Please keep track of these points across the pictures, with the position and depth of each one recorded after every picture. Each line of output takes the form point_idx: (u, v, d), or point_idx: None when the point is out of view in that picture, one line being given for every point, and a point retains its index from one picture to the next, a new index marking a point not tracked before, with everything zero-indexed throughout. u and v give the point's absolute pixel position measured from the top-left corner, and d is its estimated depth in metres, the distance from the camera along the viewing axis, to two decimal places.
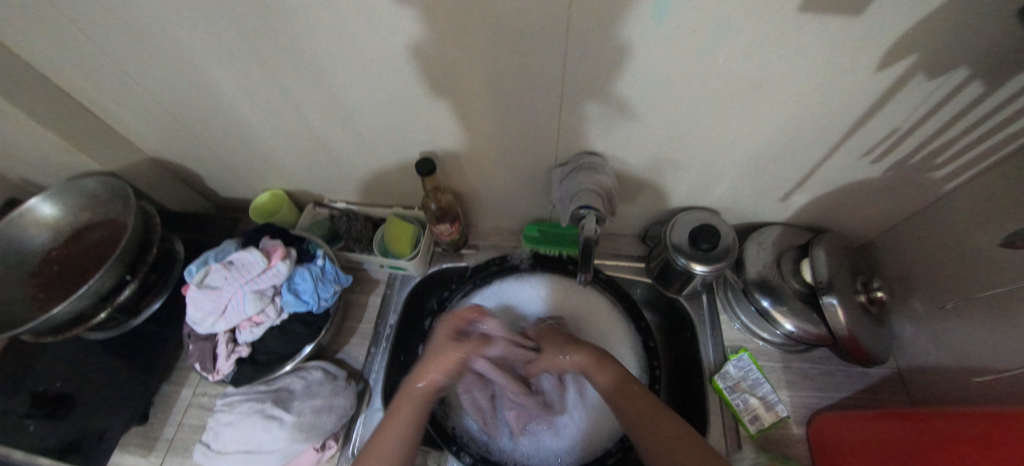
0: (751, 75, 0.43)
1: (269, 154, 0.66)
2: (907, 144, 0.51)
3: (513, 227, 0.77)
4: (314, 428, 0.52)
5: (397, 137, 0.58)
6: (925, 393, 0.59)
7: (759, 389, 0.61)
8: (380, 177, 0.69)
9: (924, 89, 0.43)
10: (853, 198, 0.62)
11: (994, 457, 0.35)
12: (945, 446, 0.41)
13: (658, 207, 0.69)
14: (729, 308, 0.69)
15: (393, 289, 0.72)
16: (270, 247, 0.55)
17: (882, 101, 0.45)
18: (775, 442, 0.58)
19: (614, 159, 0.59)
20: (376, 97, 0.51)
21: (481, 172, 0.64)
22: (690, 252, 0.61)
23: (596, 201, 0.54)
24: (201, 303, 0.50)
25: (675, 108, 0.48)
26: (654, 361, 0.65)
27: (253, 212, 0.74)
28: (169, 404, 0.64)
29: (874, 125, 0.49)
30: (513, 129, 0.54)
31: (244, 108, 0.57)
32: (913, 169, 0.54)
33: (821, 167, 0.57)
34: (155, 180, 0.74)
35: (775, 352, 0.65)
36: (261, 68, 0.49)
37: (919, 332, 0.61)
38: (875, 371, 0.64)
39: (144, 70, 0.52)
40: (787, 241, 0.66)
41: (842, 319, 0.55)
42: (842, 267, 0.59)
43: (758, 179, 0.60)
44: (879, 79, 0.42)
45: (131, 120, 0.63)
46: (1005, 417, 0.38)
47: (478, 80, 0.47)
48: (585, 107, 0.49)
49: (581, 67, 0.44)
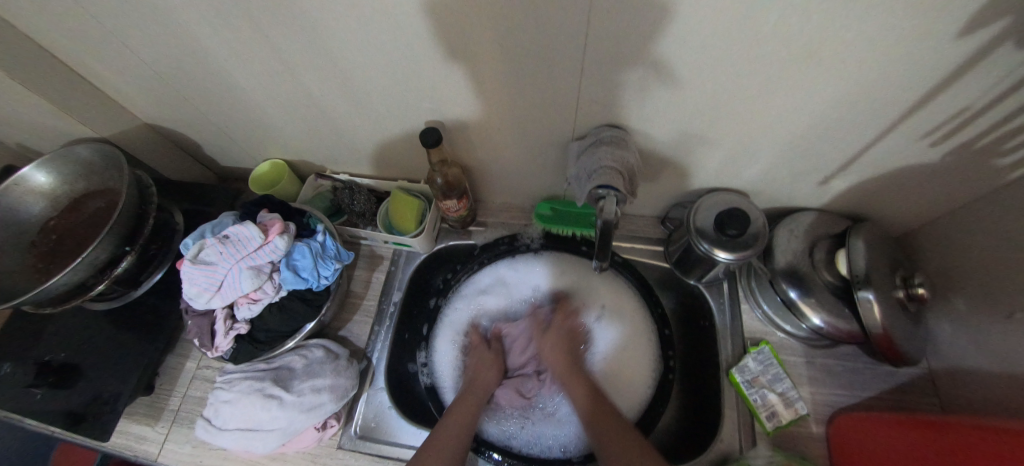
0: (804, 40, 0.37)
1: (266, 122, 0.62)
2: (975, 127, 0.44)
3: (523, 204, 0.73)
4: (313, 408, 0.51)
5: (400, 106, 0.54)
6: (958, 396, 0.55)
7: (778, 385, 0.57)
8: (384, 148, 0.64)
9: (1010, 61, 0.36)
10: (900, 184, 0.56)
11: None
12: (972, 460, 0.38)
13: (681, 187, 0.64)
14: (751, 297, 0.65)
15: (397, 265, 0.69)
16: (269, 221, 0.52)
17: (958, 74, 0.39)
18: (793, 441, 0.55)
19: (637, 133, 0.53)
20: (376, 61, 0.46)
21: (491, 145, 0.59)
22: (716, 237, 0.56)
23: (617, 180, 0.49)
24: (195, 279, 0.48)
25: (713, 77, 0.43)
26: (669, 350, 0.62)
27: (253, 183, 0.70)
28: (175, 376, 0.64)
29: (941, 102, 0.42)
30: (528, 99, 0.49)
31: (234, 70, 0.52)
32: (977, 155, 0.48)
33: (870, 149, 0.51)
34: (151, 147, 0.71)
35: (798, 346, 0.61)
36: (247, 26, 0.44)
37: (959, 331, 0.56)
38: (906, 370, 0.60)
39: (124, 28, 0.47)
40: (822, 228, 0.61)
41: (878, 316, 0.51)
42: (883, 259, 0.54)
43: (797, 160, 0.54)
44: (957, 47, 0.36)
45: (117, 82, 0.58)
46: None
47: (488, 43, 0.41)
48: (610, 73, 0.43)
49: (605, 29, 0.38)
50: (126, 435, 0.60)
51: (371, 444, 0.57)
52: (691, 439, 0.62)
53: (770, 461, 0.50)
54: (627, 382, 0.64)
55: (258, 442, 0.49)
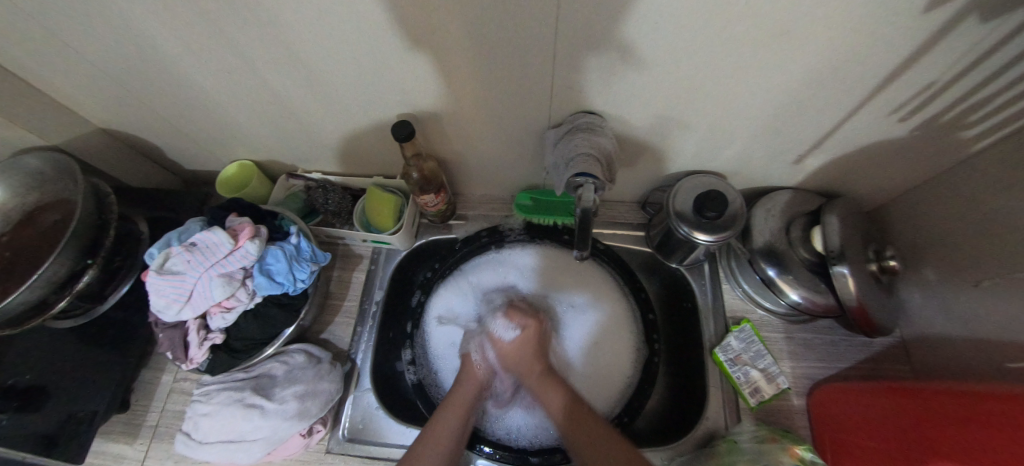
0: (775, 19, 0.36)
1: (230, 122, 0.59)
2: (942, 100, 0.45)
3: (502, 196, 0.72)
4: (298, 415, 0.49)
5: (369, 98, 0.52)
6: (929, 362, 0.57)
7: (760, 362, 0.59)
8: (356, 144, 0.62)
9: (973, 35, 0.37)
10: (871, 160, 0.57)
11: (1005, 440, 0.32)
12: (955, 425, 0.39)
13: (659, 171, 0.64)
14: (731, 276, 0.66)
15: (377, 264, 0.68)
16: (237, 225, 0.50)
17: (924, 49, 0.39)
18: (776, 414, 0.57)
19: (614, 119, 0.53)
20: (340, 51, 0.44)
21: (466, 135, 0.57)
22: (695, 220, 0.56)
23: (594, 168, 0.48)
24: (163, 290, 0.46)
25: (684, 61, 0.42)
26: (654, 334, 0.63)
27: (220, 186, 0.67)
28: (151, 390, 0.62)
29: (909, 78, 0.43)
30: (501, 88, 0.48)
31: (189, 68, 0.49)
32: (943, 128, 0.49)
33: (841, 126, 0.51)
34: (109, 153, 0.67)
35: (778, 322, 0.63)
36: (199, 21, 0.41)
37: (928, 300, 0.58)
38: (880, 340, 0.62)
39: (61, 26, 0.44)
40: (797, 206, 0.62)
41: (853, 289, 0.52)
42: (856, 234, 0.56)
43: (771, 140, 0.55)
44: (924, 22, 0.36)
45: (61, 85, 0.54)
46: (1014, 400, 0.36)
47: (456, 32, 0.40)
48: (582, 59, 0.42)
49: (576, 15, 0.37)
50: (103, 454, 0.58)
51: (361, 446, 0.56)
52: (678, 418, 0.62)
53: (755, 436, 0.52)
54: (614, 369, 0.64)
55: (242, 453, 0.48)
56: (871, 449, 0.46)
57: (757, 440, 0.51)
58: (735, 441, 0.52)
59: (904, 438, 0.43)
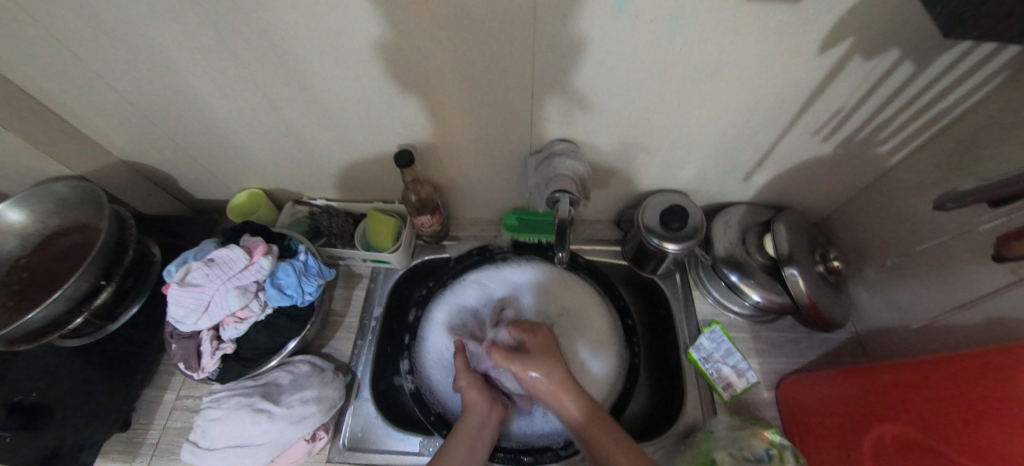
0: (708, 60, 0.46)
1: (246, 153, 0.66)
2: (853, 122, 0.55)
3: (492, 217, 0.79)
4: (303, 419, 0.52)
5: (375, 131, 0.59)
6: (880, 353, 0.64)
7: (730, 359, 0.64)
8: (359, 171, 0.69)
9: (862, 69, 0.47)
10: (809, 175, 0.66)
11: (951, 394, 0.38)
12: (898, 389, 0.45)
13: (630, 191, 0.72)
14: (701, 285, 0.72)
15: (376, 282, 0.73)
16: (251, 244, 0.55)
17: (827, 81, 0.49)
18: (748, 407, 0.61)
19: (587, 145, 0.61)
20: (353, 91, 0.52)
21: (459, 162, 0.65)
22: (662, 232, 0.64)
23: (570, 185, 0.56)
24: (182, 301, 0.50)
25: (641, 94, 0.51)
26: (633, 338, 0.68)
27: (230, 212, 0.73)
28: (152, 409, 0.63)
29: (823, 104, 0.53)
30: (489, 120, 0.56)
31: (218, 106, 0.56)
32: (860, 145, 0.59)
33: (777, 147, 0.61)
34: (127, 183, 0.72)
35: (745, 323, 0.69)
36: (235, 66, 0.49)
37: (874, 297, 0.66)
38: (837, 336, 0.68)
39: (112, 71, 0.51)
40: (751, 219, 0.70)
41: (803, 287, 0.60)
42: (802, 240, 0.64)
43: (722, 160, 0.64)
44: (822, 61, 0.46)
45: (97, 122, 0.61)
46: (937, 360, 0.42)
47: (453, 72, 0.48)
48: (558, 94, 0.51)
49: (550, 57, 0.46)
50: None
51: (360, 454, 0.58)
52: (661, 418, 0.66)
53: (730, 425, 0.56)
54: (600, 373, 0.68)
55: (248, 458, 0.50)
56: (833, 425, 0.51)
57: (732, 428, 0.55)
58: (711, 431, 0.56)
59: (858, 409, 0.48)
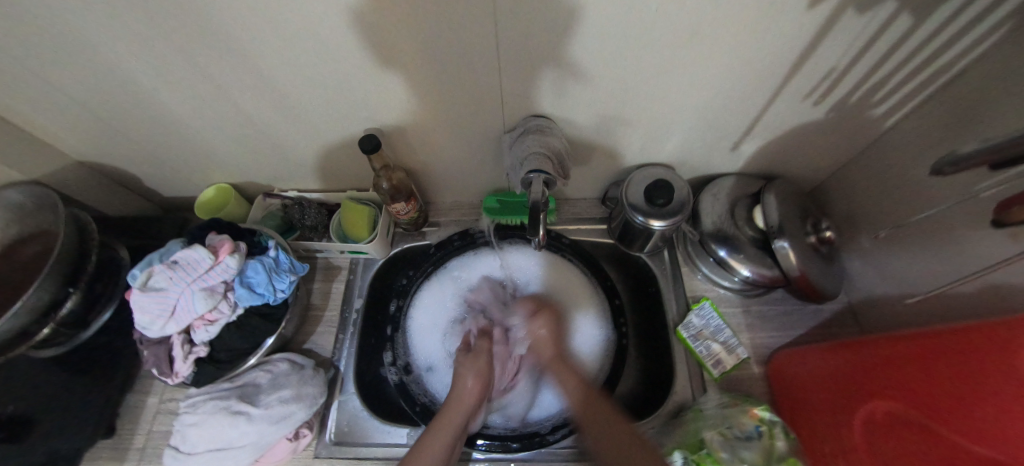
0: (687, 21, 0.42)
1: (207, 147, 0.63)
2: (846, 83, 0.52)
3: (472, 201, 0.76)
4: (283, 419, 0.51)
5: (338, 117, 0.56)
6: (872, 322, 0.62)
7: (720, 335, 0.62)
8: (328, 161, 0.66)
9: (857, 24, 0.43)
10: (800, 142, 0.63)
11: (963, 371, 0.35)
12: (898, 364, 0.43)
13: (613, 167, 0.69)
14: (689, 260, 0.70)
15: (356, 274, 0.71)
16: (217, 242, 0.53)
17: (818, 39, 0.45)
18: (738, 383, 0.61)
19: (564, 120, 0.58)
20: (308, 74, 0.48)
21: (432, 145, 0.62)
22: (648, 209, 0.61)
23: (546, 165, 0.53)
24: (147, 307, 0.48)
25: (618, 62, 0.47)
26: (620, 318, 0.66)
27: (199, 209, 0.70)
28: (136, 413, 0.63)
29: (815, 64, 0.49)
30: (457, 99, 0.53)
31: (167, 98, 0.53)
32: (854, 107, 0.55)
33: (766, 113, 0.57)
34: (88, 185, 0.69)
35: (735, 298, 0.67)
36: (176, 53, 0.45)
37: (867, 265, 0.64)
38: (829, 306, 0.67)
39: (46, 66, 0.47)
40: (740, 190, 0.67)
41: (794, 260, 0.58)
42: (793, 210, 0.62)
43: (708, 130, 0.60)
44: (812, 16, 0.42)
45: (43, 123, 0.57)
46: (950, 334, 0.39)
47: (412, 49, 0.45)
48: (526, 69, 0.48)
49: (515, 27, 0.42)
50: None
51: (347, 448, 0.58)
52: (650, 397, 0.65)
53: (720, 403, 0.55)
54: (589, 356, 0.66)
55: (230, 461, 0.49)
56: (825, 400, 0.50)
57: (721, 405, 0.55)
58: (700, 409, 0.55)
59: (856, 384, 0.46)
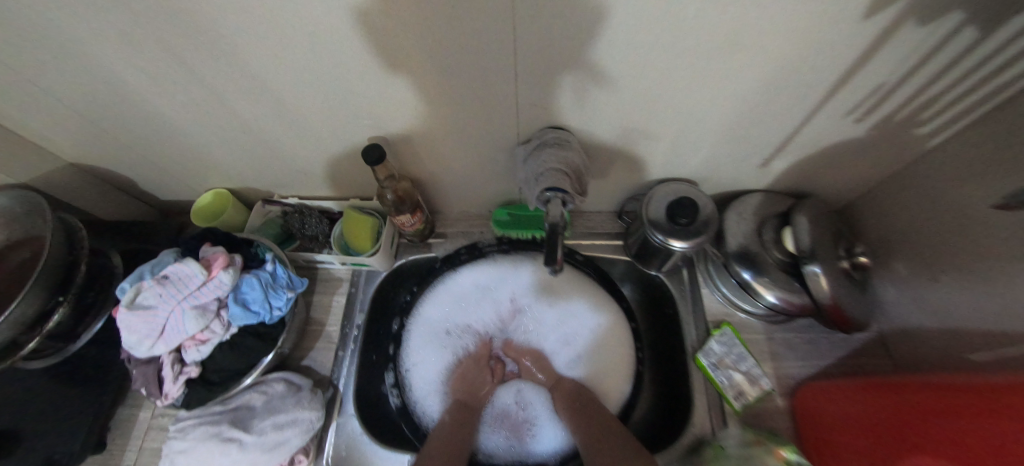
0: (726, 29, 0.38)
1: (202, 152, 0.59)
2: (894, 100, 0.47)
3: (481, 212, 0.72)
4: (277, 446, 0.49)
5: (340, 125, 0.52)
6: (906, 355, 0.58)
7: (742, 364, 0.59)
8: (329, 168, 0.62)
9: (915, 37, 0.39)
10: (834, 160, 0.58)
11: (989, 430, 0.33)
12: (936, 416, 0.39)
13: (631, 181, 0.65)
14: (709, 281, 0.66)
15: (358, 286, 0.67)
16: (212, 255, 0.50)
17: (869, 52, 0.41)
18: (761, 417, 0.57)
19: (582, 133, 0.54)
20: (308, 80, 0.44)
21: (439, 155, 0.58)
22: (668, 227, 0.57)
23: (564, 182, 0.49)
24: (134, 326, 0.45)
25: (644, 73, 0.43)
26: (638, 343, 0.63)
27: (195, 215, 0.67)
28: (127, 429, 0.61)
29: (862, 79, 0.44)
30: (468, 108, 0.49)
31: (158, 101, 0.49)
32: (899, 125, 0.51)
33: (802, 129, 0.53)
34: (81, 188, 0.66)
35: (759, 324, 0.63)
36: (165, 55, 0.42)
37: (904, 294, 0.59)
38: (859, 336, 0.63)
39: (29, 65, 0.44)
40: (768, 209, 0.63)
41: (825, 287, 0.53)
42: (826, 233, 0.57)
43: (736, 145, 0.56)
44: (867, 27, 0.38)
45: (31, 123, 0.54)
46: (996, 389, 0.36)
47: (420, 56, 0.41)
48: (543, 78, 0.44)
49: (534, 34, 0.38)
50: None
51: None
52: (665, 426, 0.62)
53: (742, 440, 0.51)
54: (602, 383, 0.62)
55: None
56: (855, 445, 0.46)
57: (743, 443, 0.50)
58: (721, 447, 0.51)
59: (890, 433, 0.43)
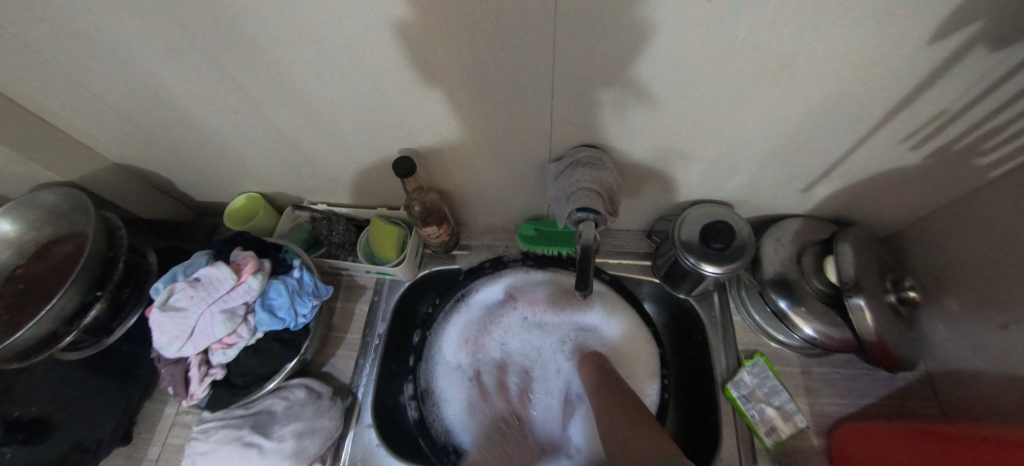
0: (778, 51, 0.36)
1: (238, 158, 0.61)
2: (956, 128, 0.44)
3: (505, 225, 0.72)
4: (296, 454, 0.49)
5: (372, 136, 0.52)
6: (958, 399, 0.54)
7: (775, 398, 0.56)
8: (358, 178, 0.63)
9: (987, 63, 0.36)
10: (883, 188, 0.55)
11: None
12: None
13: (662, 201, 0.63)
14: (742, 308, 0.64)
15: (380, 295, 0.68)
16: (242, 260, 0.51)
17: (933, 79, 0.38)
18: (794, 456, 0.54)
19: (615, 151, 0.52)
20: (344, 91, 0.45)
21: (468, 168, 0.58)
22: (701, 251, 0.55)
23: (596, 202, 0.48)
24: (165, 327, 0.46)
25: (686, 94, 0.42)
26: (664, 368, 0.60)
27: (227, 217, 0.69)
28: (153, 423, 0.63)
29: (923, 105, 0.42)
30: (501, 124, 0.48)
31: (199, 108, 0.50)
32: (960, 154, 0.47)
33: (850, 155, 0.50)
34: (123, 188, 0.69)
35: (793, 356, 0.60)
36: (209, 65, 0.42)
37: (955, 334, 0.55)
38: (904, 375, 0.59)
39: (83, 72, 0.46)
40: (808, 236, 0.60)
41: (870, 323, 0.50)
42: (872, 264, 0.54)
43: (777, 169, 0.54)
44: (933, 52, 0.35)
45: (81, 125, 0.57)
46: None
47: (456, 72, 0.40)
48: (580, 97, 0.43)
49: (575, 51, 0.37)
50: None
51: None
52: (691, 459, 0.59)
53: None
54: None
55: None
56: None
57: None
58: None
59: None
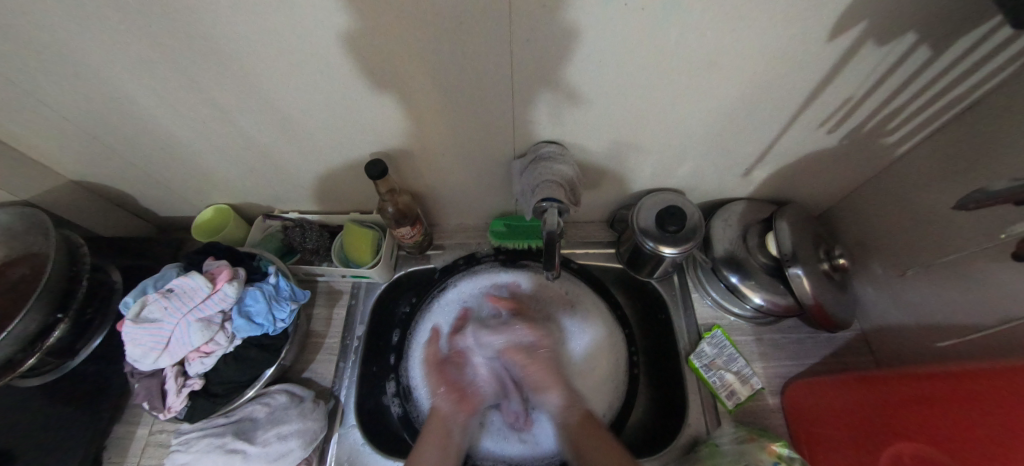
0: (706, 49, 0.41)
1: (206, 168, 0.61)
2: (862, 112, 0.51)
3: (478, 223, 0.75)
4: (281, 457, 0.49)
5: (344, 140, 0.54)
6: (887, 352, 0.61)
7: (733, 364, 0.62)
8: (331, 183, 0.64)
9: (876, 55, 0.42)
10: (811, 169, 0.62)
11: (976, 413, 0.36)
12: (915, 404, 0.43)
13: (622, 191, 0.68)
14: (699, 286, 0.69)
15: (358, 298, 0.69)
16: (215, 269, 0.51)
17: (836, 70, 0.45)
18: (753, 415, 0.59)
19: (574, 146, 0.57)
20: (315, 97, 0.47)
21: (439, 168, 0.60)
22: (658, 235, 0.60)
23: (559, 193, 0.52)
24: (139, 339, 0.46)
25: (632, 90, 0.46)
26: (632, 346, 0.65)
27: (196, 230, 0.68)
28: (123, 446, 0.60)
29: (832, 94, 0.48)
30: (467, 123, 0.52)
31: (165, 118, 0.51)
32: (868, 135, 0.55)
33: (779, 140, 0.56)
34: (82, 204, 0.67)
35: (747, 326, 0.66)
36: (178, 75, 0.43)
37: (881, 294, 0.63)
38: (842, 335, 0.66)
39: (42, 86, 0.46)
40: (752, 216, 0.66)
41: (808, 289, 0.56)
42: (806, 238, 0.60)
43: (719, 156, 0.60)
44: (832, 48, 0.42)
45: (37, 142, 0.55)
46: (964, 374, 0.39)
47: (421, 74, 0.43)
48: (539, 96, 0.47)
49: (530, 53, 0.41)
50: None
51: None
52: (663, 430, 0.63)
53: (735, 438, 0.53)
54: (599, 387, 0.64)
55: None
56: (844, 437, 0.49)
57: (737, 441, 0.53)
58: (715, 445, 0.54)
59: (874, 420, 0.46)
